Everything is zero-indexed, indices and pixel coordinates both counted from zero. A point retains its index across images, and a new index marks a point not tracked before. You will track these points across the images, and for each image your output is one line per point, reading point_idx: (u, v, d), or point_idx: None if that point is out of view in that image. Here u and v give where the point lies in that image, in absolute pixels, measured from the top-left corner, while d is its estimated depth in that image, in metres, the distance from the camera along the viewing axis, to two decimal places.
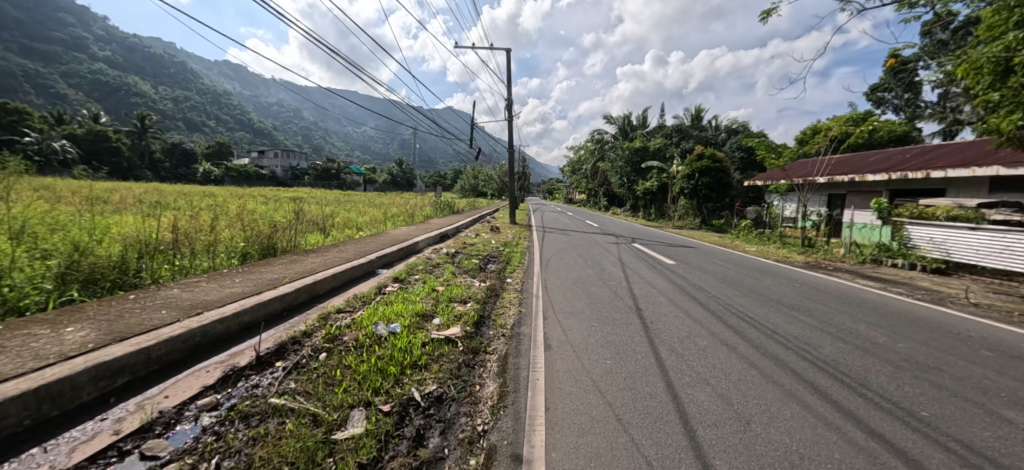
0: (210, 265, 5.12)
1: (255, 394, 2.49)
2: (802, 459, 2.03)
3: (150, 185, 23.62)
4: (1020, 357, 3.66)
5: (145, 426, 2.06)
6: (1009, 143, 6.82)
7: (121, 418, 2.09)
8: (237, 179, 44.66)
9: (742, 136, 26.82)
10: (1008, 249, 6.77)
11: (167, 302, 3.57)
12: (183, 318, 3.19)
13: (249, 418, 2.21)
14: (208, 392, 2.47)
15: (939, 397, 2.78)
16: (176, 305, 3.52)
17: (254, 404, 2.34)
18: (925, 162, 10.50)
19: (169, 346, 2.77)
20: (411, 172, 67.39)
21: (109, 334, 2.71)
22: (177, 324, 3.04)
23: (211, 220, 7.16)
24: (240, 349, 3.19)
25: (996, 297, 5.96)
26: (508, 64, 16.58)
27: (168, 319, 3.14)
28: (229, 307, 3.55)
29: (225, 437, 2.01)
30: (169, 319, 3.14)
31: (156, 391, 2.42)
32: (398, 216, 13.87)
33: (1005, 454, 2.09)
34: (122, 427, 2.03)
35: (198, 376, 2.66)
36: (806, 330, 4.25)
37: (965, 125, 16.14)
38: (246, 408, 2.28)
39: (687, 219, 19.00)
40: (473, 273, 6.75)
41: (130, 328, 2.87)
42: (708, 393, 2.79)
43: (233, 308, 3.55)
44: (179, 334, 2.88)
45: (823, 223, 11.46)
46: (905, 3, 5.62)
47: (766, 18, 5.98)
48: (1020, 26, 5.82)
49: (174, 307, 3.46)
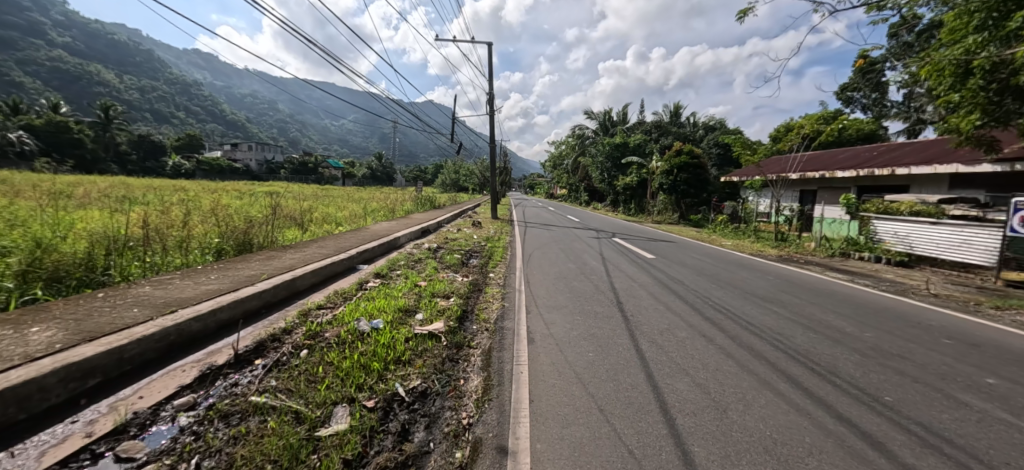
0: (183, 262, 4.95)
1: (235, 393, 2.45)
2: (775, 443, 2.13)
3: (111, 178, 22.50)
4: (974, 344, 3.91)
5: (119, 428, 2.00)
6: (968, 143, 7.22)
7: (93, 421, 2.03)
8: (209, 173, 43.17)
9: (718, 133, 27.37)
10: (967, 242, 7.16)
11: (139, 301, 3.45)
12: (157, 316, 3.09)
13: (230, 416, 2.17)
14: (185, 392, 2.41)
15: (901, 383, 2.95)
16: (150, 303, 3.41)
17: (234, 403, 2.29)
18: (891, 159, 10.92)
19: (143, 345, 2.69)
20: (391, 167, 66.37)
21: (78, 334, 2.61)
22: (150, 322, 2.95)
23: (182, 215, 6.95)
24: (217, 347, 3.12)
25: (954, 288, 6.30)
26: (490, 57, 16.39)
27: (141, 318, 3.04)
28: (205, 305, 3.46)
29: (204, 438, 1.97)
30: (142, 318, 3.05)
31: (129, 392, 2.34)
32: (379, 211, 13.67)
33: (960, 434, 2.24)
34: (95, 429, 1.96)
35: (173, 376, 2.59)
36: (779, 321, 4.41)
37: (928, 125, 16.79)
38: (226, 407, 2.24)
39: (666, 214, 19.30)
40: (455, 267, 6.75)
41: (100, 327, 2.77)
42: (687, 382, 2.88)
43: (209, 305, 3.46)
44: (154, 333, 2.80)
45: (796, 218, 11.89)
46: (874, 6, 5.89)
47: (743, 17, 6.26)
48: (979, 30, 6.29)
49: (147, 305, 3.34)
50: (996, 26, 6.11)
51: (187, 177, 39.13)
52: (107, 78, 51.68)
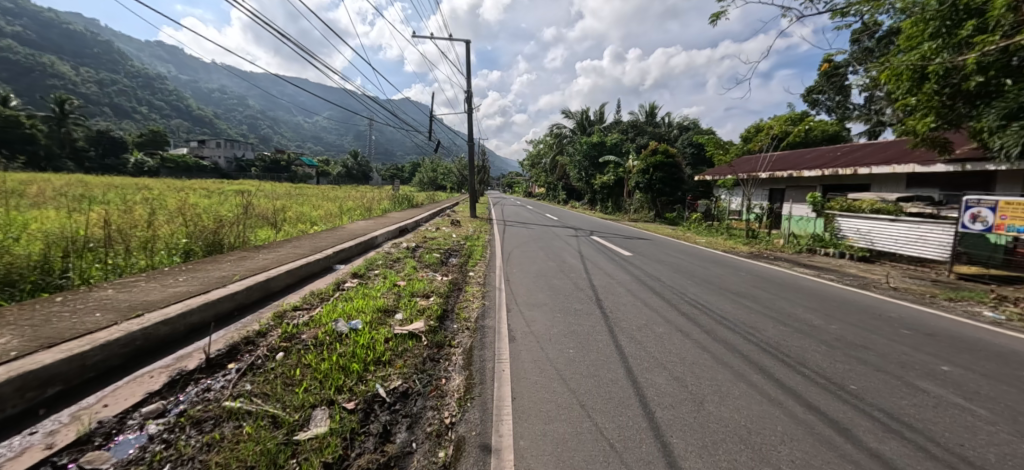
0: (148, 264, 4.74)
1: (207, 398, 2.37)
2: (749, 433, 2.21)
3: (60, 176, 21.01)
4: (931, 334, 4.15)
5: (83, 438, 1.90)
6: (924, 144, 7.65)
7: (54, 431, 1.93)
8: (174, 172, 41.26)
9: (692, 133, 28.06)
10: (923, 238, 7.59)
11: (103, 304, 3.29)
12: (121, 321, 2.96)
13: (203, 423, 2.10)
14: (153, 399, 2.31)
15: (865, 372, 3.10)
16: (113, 307, 3.26)
17: (207, 408, 2.22)
18: (853, 159, 11.44)
19: (107, 351, 2.57)
20: (368, 165, 65.23)
21: (34, 341, 2.47)
22: (115, 327, 2.82)
23: (146, 214, 6.64)
24: (187, 352, 3.00)
25: (911, 282, 6.67)
26: (468, 55, 16.29)
27: (105, 322, 2.90)
28: (174, 308, 3.33)
29: (175, 445, 1.90)
30: (106, 322, 2.91)
31: (93, 401, 2.23)
32: (355, 210, 13.41)
33: (920, 419, 2.38)
34: (56, 440, 1.87)
35: (141, 382, 2.48)
36: (751, 315, 4.57)
37: (887, 127, 17.65)
38: (198, 413, 2.17)
39: (642, 212, 19.64)
40: (434, 266, 6.70)
41: (60, 333, 2.63)
42: (665, 376, 2.95)
43: (179, 308, 3.33)
44: (118, 338, 2.68)
45: (766, 216, 12.32)
46: (838, 12, 6.15)
47: (715, 21, 6.43)
48: (934, 37, 6.65)
49: (111, 309, 3.19)
50: (949, 34, 6.45)
51: (151, 175, 37.17)
52: (62, 70, 48.61)
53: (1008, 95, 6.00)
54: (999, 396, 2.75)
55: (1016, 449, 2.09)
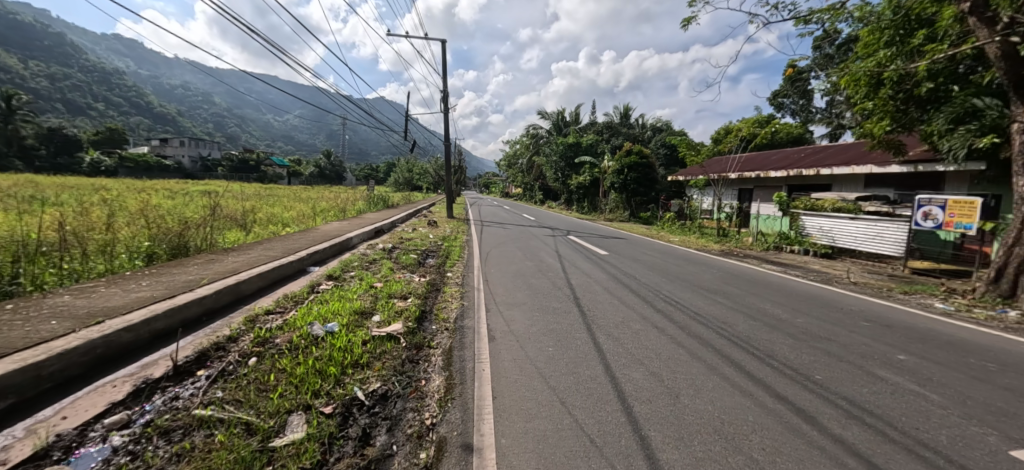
0: (107, 268, 4.51)
1: (175, 407, 2.28)
2: (722, 423, 2.30)
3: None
4: (888, 325, 4.41)
5: (40, 453, 1.80)
6: (881, 146, 8.08)
7: (7, 447, 1.82)
8: (133, 172, 39.16)
9: (664, 135, 28.75)
10: (879, 235, 8.03)
11: (58, 311, 3.11)
12: (80, 328, 2.81)
13: (172, 432, 2.02)
14: (117, 409, 2.21)
15: (829, 362, 3.27)
16: (70, 314, 3.09)
17: (176, 417, 2.14)
18: (816, 161, 11.99)
19: (65, 361, 2.44)
20: (343, 165, 63.83)
21: None
22: (73, 335, 2.68)
23: (104, 217, 6.31)
24: (153, 359, 2.88)
25: (870, 277, 7.04)
26: (444, 54, 16.16)
27: (61, 330, 2.75)
28: (138, 314, 3.18)
29: (143, 457, 1.83)
30: (62, 330, 2.76)
31: (51, 413, 2.12)
32: (329, 211, 13.11)
33: (879, 406, 2.53)
34: (10, 456, 1.76)
35: (103, 392, 2.37)
36: (723, 310, 4.74)
37: (846, 130, 18.57)
38: (166, 423, 2.09)
39: (617, 212, 19.98)
40: (411, 268, 6.64)
41: (11, 343, 2.48)
42: (642, 372, 3.03)
43: (143, 315, 3.19)
44: (77, 346, 2.54)
45: (736, 215, 12.74)
46: (801, 20, 6.43)
47: (686, 25, 6.64)
48: (888, 45, 7.05)
49: (67, 317, 3.02)
50: (902, 43, 6.89)
51: (106, 175, 35.09)
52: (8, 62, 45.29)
53: (956, 100, 6.43)
54: (949, 382, 2.95)
55: (964, 430, 2.25)
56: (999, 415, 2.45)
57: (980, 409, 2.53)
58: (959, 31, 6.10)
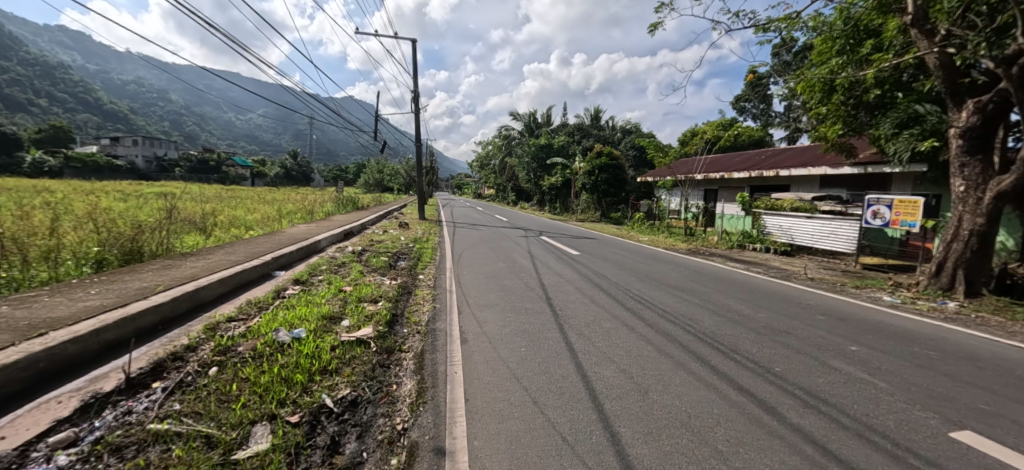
0: (51, 276, 4.22)
1: (128, 422, 2.17)
2: (688, 417, 2.39)
3: None
4: (841, 318, 4.69)
5: None
6: (834, 148, 8.58)
7: None
8: (80, 173, 36.58)
9: (633, 137, 29.48)
10: (833, 233, 8.53)
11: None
12: (20, 341, 2.62)
13: (124, 449, 1.92)
14: (63, 427, 2.07)
15: (788, 355, 3.45)
16: (8, 326, 2.87)
17: (129, 433, 2.03)
18: (776, 162, 12.59)
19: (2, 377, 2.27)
20: (311, 165, 62.01)
21: None
22: (10, 349, 2.49)
23: (47, 221, 5.90)
24: (103, 372, 2.72)
25: (825, 272, 7.47)
26: (415, 54, 15.96)
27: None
28: (85, 325, 3.00)
29: None
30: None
31: None
32: (296, 213, 12.70)
33: (833, 395, 2.69)
34: None
35: (47, 408, 2.22)
36: (690, 307, 4.91)
37: (802, 133, 19.60)
38: (118, 439, 1.98)
39: (590, 212, 20.30)
40: (382, 270, 6.54)
41: None
42: (613, 369, 3.11)
43: (91, 325, 3.00)
44: (16, 361, 2.37)
45: (702, 215, 13.20)
46: (760, 28, 6.75)
47: (653, 30, 6.86)
48: (840, 53, 7.51)
49: (4, 329, 2.81)
50: (852, 51, 7.36)
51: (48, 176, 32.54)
52: None
53: (900, 106, 6.93)
54: (895, 370, 3.17)
55: (908, 415, 2.43)
56: (938, 400, 2.66)
57: (922, 394, 2.74)
58: (903, 41, 6.57)
